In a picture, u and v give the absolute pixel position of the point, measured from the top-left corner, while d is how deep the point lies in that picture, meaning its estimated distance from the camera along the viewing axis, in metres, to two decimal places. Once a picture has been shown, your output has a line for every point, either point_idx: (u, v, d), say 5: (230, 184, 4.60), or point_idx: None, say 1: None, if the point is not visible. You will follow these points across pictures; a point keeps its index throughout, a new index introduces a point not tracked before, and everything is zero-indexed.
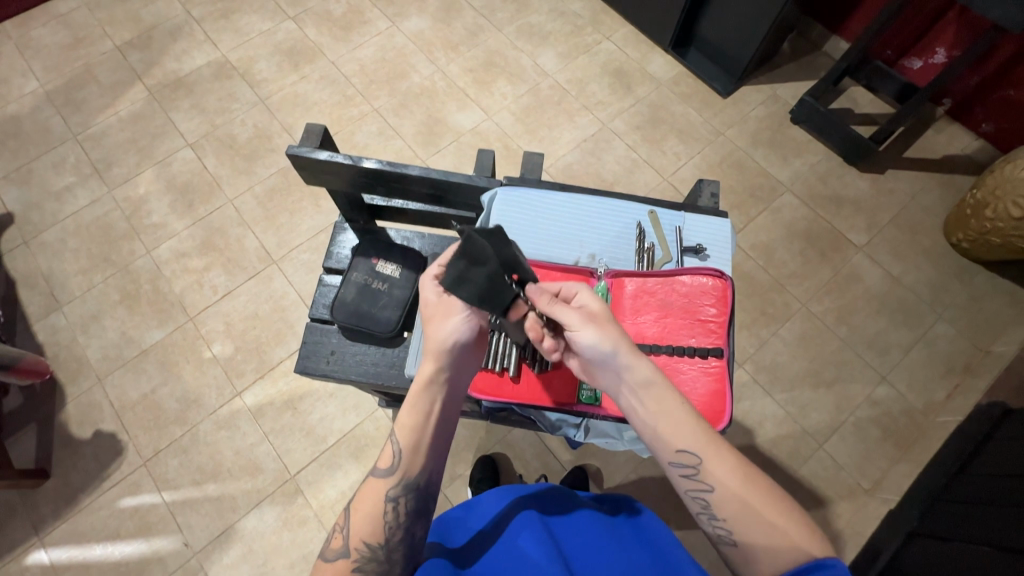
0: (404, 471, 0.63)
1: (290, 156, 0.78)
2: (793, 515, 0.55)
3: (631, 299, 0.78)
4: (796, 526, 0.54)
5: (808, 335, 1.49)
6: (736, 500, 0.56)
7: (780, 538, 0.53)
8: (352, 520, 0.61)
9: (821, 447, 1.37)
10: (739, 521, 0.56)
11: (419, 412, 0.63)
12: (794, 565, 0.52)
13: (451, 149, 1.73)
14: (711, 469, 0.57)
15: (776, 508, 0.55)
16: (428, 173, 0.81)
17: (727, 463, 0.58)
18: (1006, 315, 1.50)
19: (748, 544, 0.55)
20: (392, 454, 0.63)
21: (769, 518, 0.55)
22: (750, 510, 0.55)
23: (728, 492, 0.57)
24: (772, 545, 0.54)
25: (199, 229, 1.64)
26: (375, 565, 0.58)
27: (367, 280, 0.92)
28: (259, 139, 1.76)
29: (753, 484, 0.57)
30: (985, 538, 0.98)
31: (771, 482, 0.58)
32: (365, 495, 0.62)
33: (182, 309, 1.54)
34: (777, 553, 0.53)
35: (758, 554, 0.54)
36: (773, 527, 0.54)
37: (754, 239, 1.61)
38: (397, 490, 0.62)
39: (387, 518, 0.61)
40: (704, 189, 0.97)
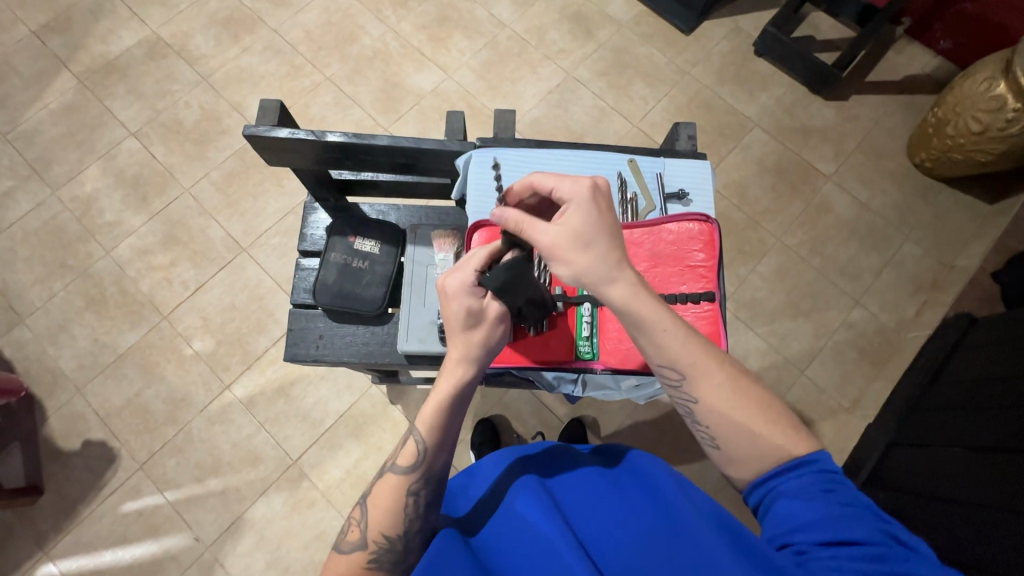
0: (426, 467, 0.63)
1: (247, 137, 0.73)
2: (778, 419, 0.55)
3: None
4: (784, 431, 0.54)
5: (784, 268, 1.53)
6: (723, 411, 0.55)
7: (768, 441, 0.54)
8: (370, 514, 0.62)
9: (803, 373, 1.43)
10: (721, 428, 0.55)
11: (443, 409, 0.64)
12: (776, 466, 0.53)
13: (413, 114, 1.66)
14: (701, 380, 0.56)
15: (762, 416, 0.55)
16: (397, 142, 0.77)
17: (717, 371, 0.56)
18: (969, 229, 1.55)
19: (732, 444, 0.55)
20: (413, 451, 0.64)
21: (756, 424, 0.54)
22: (739, 419, 0.55)
23: (714, 402, 0.56)
24: (755, 445, 0.54)
25: (158, 223, 1.56)
26: (396, 554, 0.61)
27: (346, 260, 0.89)
28: (208, 121, 1.66)
29: (744, 396, 0.56)
30: (956, 441, 1.06)
31: (758, 388, 0.57)
32: (383, 489, 0.63)
33: (154, 308, 1.49)
34: (760, 454, 0.54)
35: (737, 456, 0.55)
36: (760, 434, 0.54)
37: (727, 178, 1.61)
38: (417, 484, 0.63)
39: (407, 511, 0.62)
40: (682, 132, 0.95)
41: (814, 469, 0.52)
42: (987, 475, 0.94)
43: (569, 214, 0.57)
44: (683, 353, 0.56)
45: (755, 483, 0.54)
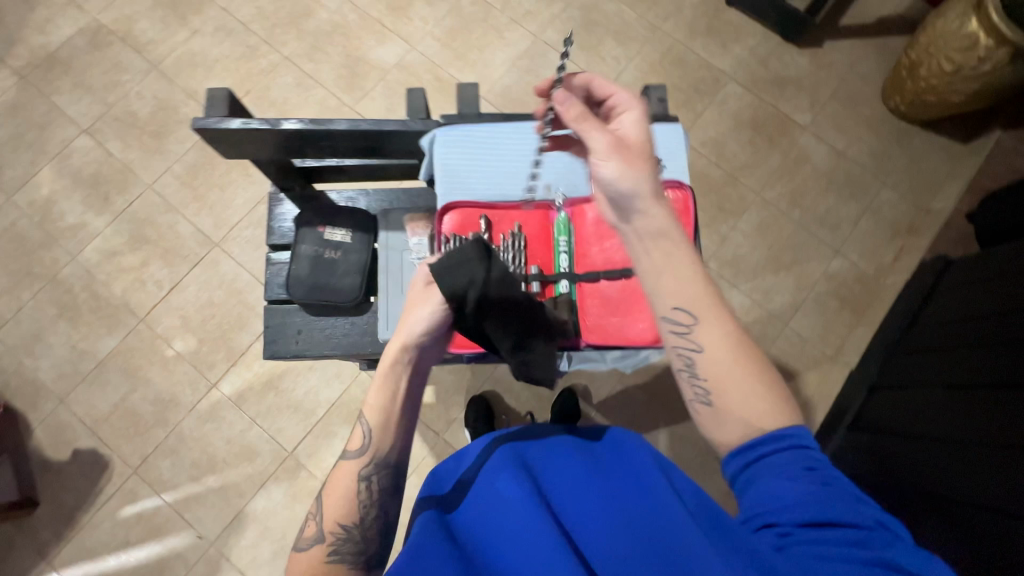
0: (376, 450, 0.64)
1: (197, 131, 0.69)
2: (769, 385, 0.55)
3: (595, 226, 0.82)
4: (775, 399, 0.54)
5: (764, 223, 1.53)
6: (722, 365, 0.55)
7: (757, 403, 0.54)
8: (325, 505, 0.63)
9: (786, 326, 1.45)
10: (717, 384, 0.55)
11: (386, 391, 0.66)
12: (763, 434, 0.53)
13: (379, 90, 1.60)
14: (708, 327, 0.55)
15: (756, 378, 0.55)
16: (357, 125, 0.74)
17: (722, 321, 0.56)
18: (944, 171, 1.56)
19: (725, 399, 0.54)
20: (362, 435, 0.65)
21: (749, 383, 0.54)
22: (737, 377, 0.55)
23: (714, 353, 0.55)
24: (748, 406, 0.54)
25: (124, 223, 1.50)
26: (355, 545, 0.61)
27: (318, 251, 0.86)
28: (163, 111, 1.58)
29: (741, 355, 0.55)
30: (936, 380, 1.09)
31: (753, 352, 0.57)
32: (337, 478, 0.64)
33: (129, 311, 1.45)
34: (749, 418, 0.54)
35: (726, 411, 0.55)
36: (752, 398, 0.54)
37: (704, 136, 1.59)
38: (368, 469, 0.64)
39: (360, 496, 0.63)
40: (653, 94, 0.92)
41: (795, 445, 0.52)
42: (963, 411, 0.97)
43: (625, 141, 0.59)
44: (695, 294, 0.55)
45: (740, 445, 0.54)
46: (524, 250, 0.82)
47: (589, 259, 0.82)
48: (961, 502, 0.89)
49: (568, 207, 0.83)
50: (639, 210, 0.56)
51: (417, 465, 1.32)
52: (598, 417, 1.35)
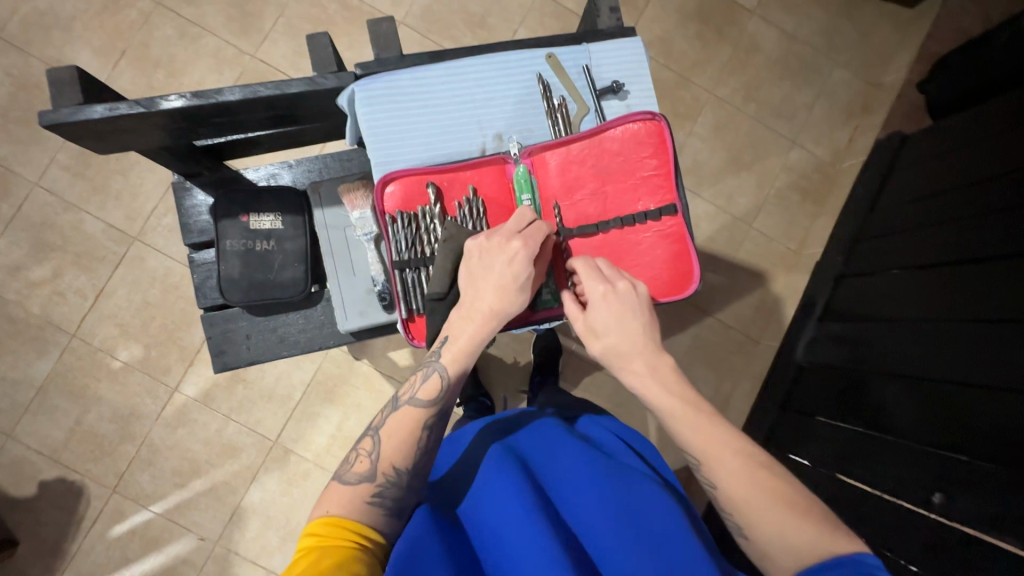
0: (447, 403, 0.63)
1: (50, 129, 0.55)
2: (801, 508, 0.53)
3: (561, 175, 0.72)
4: (808, 523, 0.52)
5: (720, 124, 1.47)
6: (737, 498, 0.55)
7: (796, 529, 0.52)
8: (382, 445, 0.59)
9: (752, 228, 1.44)
10: (744, 517, 0.55)
11: (474, 350, 0.64)
12: (805, 567, 0.50)
13: (280, 29, 1.38)
14: (711, 468, 0.58)
15: (784, 506, 0.54)
16: (256, 92, 0.62)
17: (728, 458, 0.57)
18: (892, 41, 1.52)
19: (757, 534, 0.54)
20: (438, 386, 0.62)
21: (774, 512, 0.53)
22: (761, 500, 0.54)
23: (729, 493, 0.56)
24: (782, 532, 0.52)
25: (18, 231, 1.31)
26: (401, 490, 0.57)
27: (247, 244, 0.78)
28: (25, 91, 1.32)
29: (761, 483, 0.55)
30: (896, 262, 1.13)
31: (777, 481, 0.56)
32: (398, 419, 0.61)
33: (56, 328, 1.30)
34: (791, 547, 0.52)
35: (771, 550, 0.53)
36: (784, 526, 0.53)
37: (649, 35, 1.47)
38: (432, 419, 0.62)
39: (420, 445, 0.60)
40: (602, 4, 0.81)
41: (849, 570, 0.47)
42: (925, 290, 1.02)
43: (591, 311, 0.65)
44: (694, 439, 0.59)
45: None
46: (484, 216, 0.71)
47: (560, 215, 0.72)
48: (933, 379, 0.94)
49: (527, 157, 0.72)
50: (628, 380, 0.64)
51: None
52: (580, 348, 1.35)
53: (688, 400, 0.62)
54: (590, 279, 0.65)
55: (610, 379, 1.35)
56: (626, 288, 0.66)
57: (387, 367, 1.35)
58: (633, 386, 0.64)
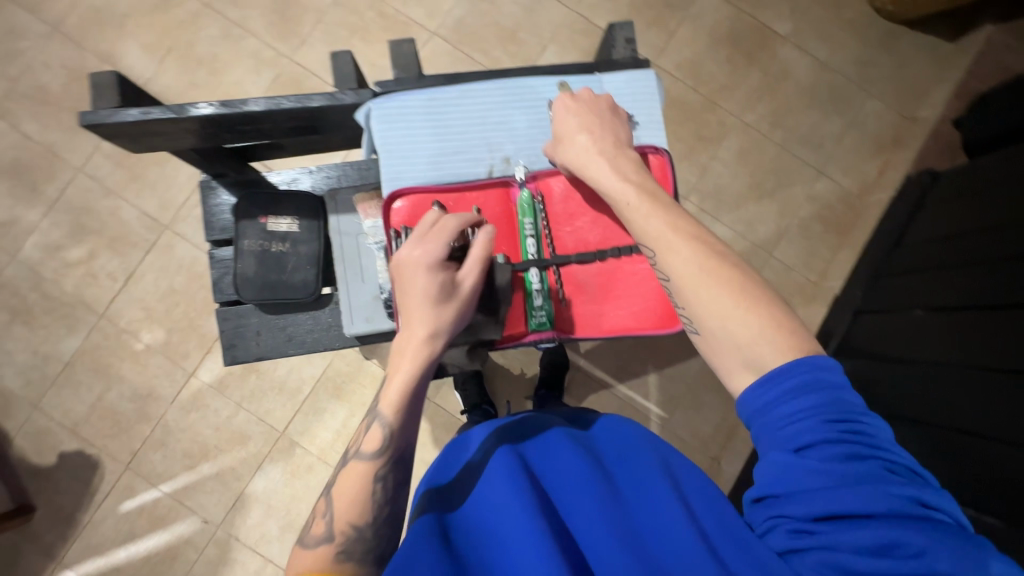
0: (394, 447, 0.63)
1: (88, 127, 0.59)
2: (754, 302, 0.55)
3: (564, 203, 0.75)
4: (758, 316, 0.54)
5: (746, 149, 1.46)
6: (688, 282, 0.58)
7: (739, 318, 0.55)
8: (335, 504, 0.60)
9: (771, 256, 1.42)
10: (698, 312, 0.57)
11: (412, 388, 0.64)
12: (762, 373, 0.53)
13: (317, 34, 1.43)
14: (667, 258, 0.59)
15: (730, 294, 0.56)
16: (281, 104, 0.65)
17: (684, 248, 0.59)
18: (930, 74, 1.48)
19: (709, 324, 0.56)
20: (379, 436, 0.62)
21: (726, 303, 0.56)
22: (710, 289, 0.56)
23: (682, 280, 0.58)
24: (726, 322, 0.55)
25: (60, 213, 1.38)
26: (365, 543, 0.58)
27: (264, 245, 0.81)
28: (78, 82, 1.40)
29: (716, 275, 0.57)
30: (917, 302, 1.10)
31: (730, 274, 0.57)
32: (350, 475, 0.62)
33: (87, 308, 1.37)
34: (737, 343, 0.54)
35: (716, 338, 0.56)
36: (733, 317, 0.55)
37: (678, 57, 1.47)
38: (383, 469, 0.62)
39: (374, 498, 0.61)
40: (618, 35, 0.83)
41: (817, 386, 0.51)
42: (940, 334, 1.00)
43: (557, 119, 0.72)
44: (653, 230, 0.61)
45: (751, 387, 0.54)
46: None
47: (561, 240, 0.75)
48: (947, 428, 0.92)
49: (531, 182, 0.74)
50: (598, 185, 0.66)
51: None
52: (586, 364, 1.35)
53: (645, 195, 0.63)
54: (575, 114, 0.70)
55: (615, 398, 1.35)
56: (590, 95, 0.72)
57: None
58: (595, 184, 0.66)
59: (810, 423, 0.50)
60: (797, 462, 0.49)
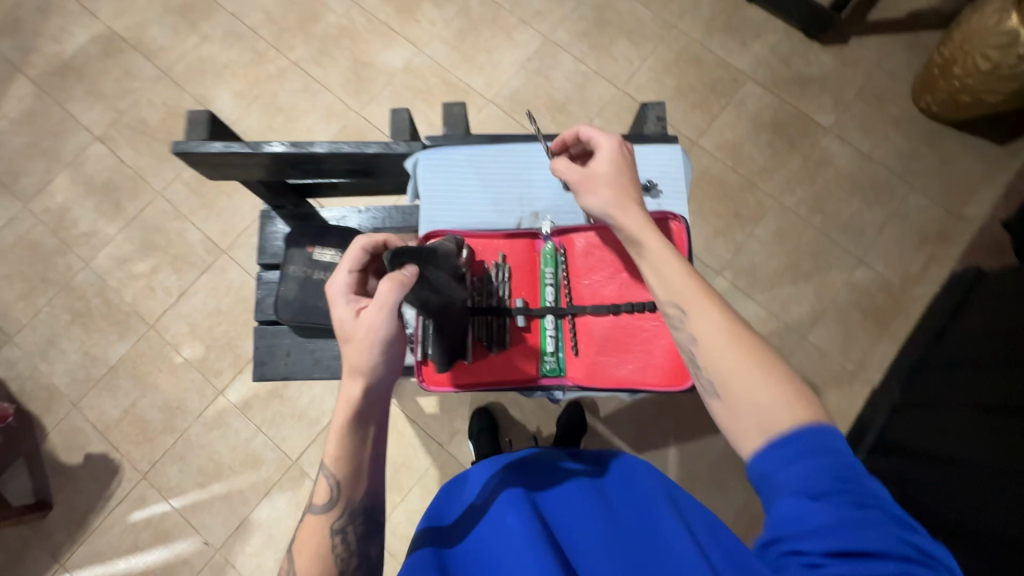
0: (348, 497, 0.58)
1: (178, 154, 0.67)
2: (781, 376, 0.53)
3: (583, 257, 0.77)
4: (785, 387, 0.52)
5: (783, 230, 1.46)
6: (718, 349, 0.56)
7: (768, 385, 0.52)
8: (298, 562, 0.56)
9: (805, 339, 1.39)
10: (724, 376, 0.55)
11: (353, 441, 0.58)
12: (780, 433, 0.50)
13: (385, 94, 1.58)
14: (698, 317, 0.57)
15: (759, 366, 0.54)
16: (341, 148, 0.72)
17: (716, 312, 0.57)
18: (978, 174, 1.48)
19: (733, 390, 0.54)
20: (328, 487, 0.58)
21: (752, 370, 0.53)
22: (737, 359, 0.54)
23: (711, 340, 0.56)
24: (753, 390, 0.53)
25: (135, 229, 1.52)
26: None
27: (307, 272, 0.84)
28: (174, 118, 1.59)
29: (743, 343, 0.55)
30: (963, 399, 1.03)
31: (757, 345, 0.56)
32: (306, 535, 0.57)
33: (139, 318, 1.47)
34: (761, 411, 0.52)
35: (739, 405, 0.53)
36: (760, 385, 0.53)
37: (719, 138, 1.53)
38: (342, 521, 0.57)
39: (335, 552, 0.56)
40: (650, 112, 0.90)
41: (830, 444, 0.49)
42: (970, 436, 0.96)
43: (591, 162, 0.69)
44: (680, 288, 0.59)
45: (768, 449, 0.50)
46: (508, 281, 0.77)
47: (579, 292, 0.77)
48: (982, 535, 0.84)
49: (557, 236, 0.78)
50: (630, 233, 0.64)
51: (421, 476, 1.32)
52: (605, 430, 1.32)
53: (676, 252, 0.62)
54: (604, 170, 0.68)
55: None
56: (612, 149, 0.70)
57: (412, 412, 1.35)
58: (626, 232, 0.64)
59: (828, 476, 0.47)
60: (818, 507, 0.46)
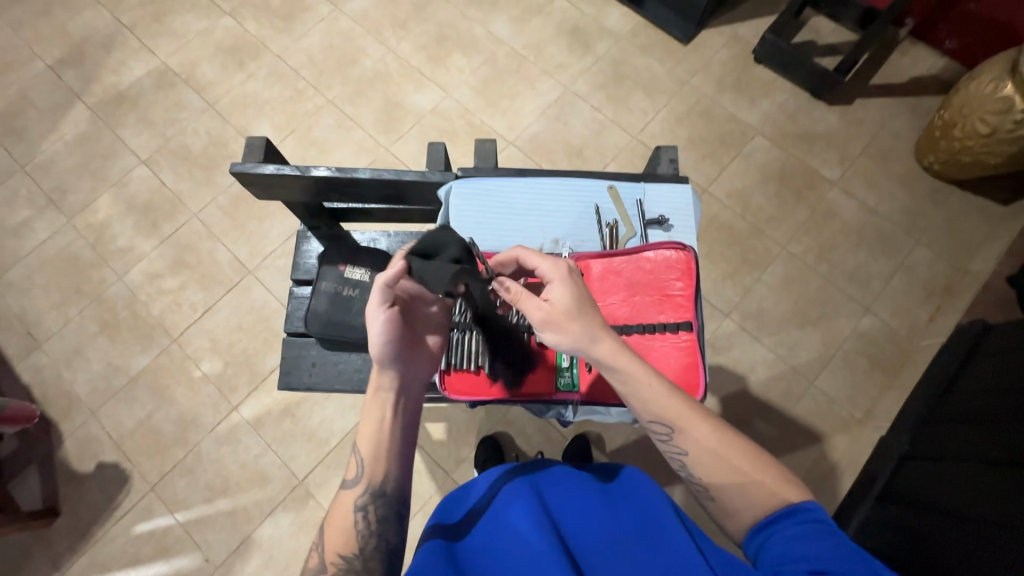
0: (372, 476, 0.64)
1: (235, 175, 0.75)
2: (766, 466, 0.58)
3: (599, 281, 0.78)
4: (772, 478, 0.57)
5: (790, 276, 1.50)
6: (709, 460, 0.59)
7: (758, 487, 0.57)
8: (327, 536, 0.62)
9: (812, 385, 1.40)
10: (715, 480, 0.58)
11: (375, 421, 0.64)
12: (762, 518, 0.56)
13: (413, 133, 1.69)
14: (683, 436, 0.60)
15: (746, 469, 0.58)
16: (380, 175, 0.79)
17: (700, 424, 0.60)
18: (981, 231, 1.52)
19: (724, 496, 0.58)
20: (357, 464, 0.64)
21: (742, 473, 0.58)
22: (725, 466, 0.58)
23: (702, 454, 0.59)
24: (746, 491, 0.57)
25: (168, 247, 1.60)
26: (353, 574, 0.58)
27: (337, 288, 0.90)
28: (215, 146, 1.70)
29: (730, 446, 0.59)
30: (976, 455, 1.01)
31: (742, 444, 0.60)
32: (337, 508, 0.63)
33: (163, 331, 1.52)
34: (753, 503, 0.56)
35: (731, 504, 0.57)
36: (748, 484, 0.57)
37: (729, 187, 1.60)
38: (366, 498, 0.63)
39: (357, 527, 0.62)
40: (664, 154, 0.95)
41: (807, 518, 0.53)
42: (976, 491, 0.96)
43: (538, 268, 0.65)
44: (666, 407, 0.60)
45: (759, 528, 0.55)
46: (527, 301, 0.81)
47: None
48: None
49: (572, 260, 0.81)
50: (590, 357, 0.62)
51: (425, 502, 1.32)
52: None
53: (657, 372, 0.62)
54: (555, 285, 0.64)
55: None
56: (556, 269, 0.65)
57: (420, 437, 1.36)
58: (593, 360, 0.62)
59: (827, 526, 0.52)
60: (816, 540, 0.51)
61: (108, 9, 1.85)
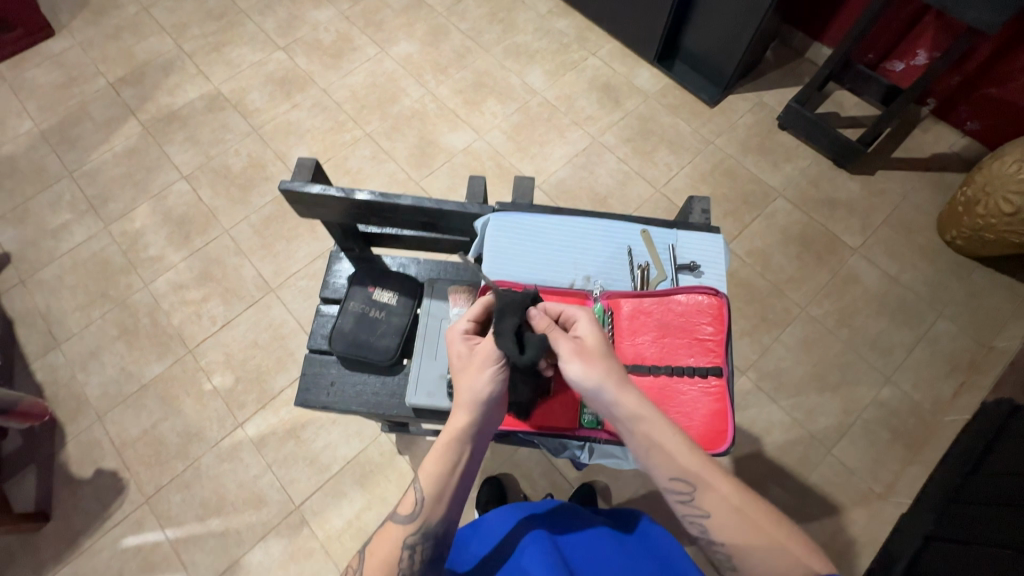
0: (424, 519, 0.62)
1: (283, 191, 0.80)
2: (790, 530, 0.56)
3: (628, 320, 0.78)
4: (799, 544, 0.55)
5: (809, 339, 1.49)
6: (734, 524, 0.57)
7: (783, 554, 0.54)
8: (367, 564, 0.61)
9: (831, 452, 1.36)
10: (738, 546, 0.57)
11: (446, 464, 0.63)
12: None
13: (444, 169, 1.75)
14: (704, 494, 0.59)
15: (771, 533, 0.56)
16: (420, 203, 0.83)
17: (721, 485, 0.59)
18: (1006, 310, 1.50)
19: (749, 565, 0.56)
20: (414, 501, 0.63)
21: (766, 540, 0.56)
22: (745, 528, 0.57)
23: (723, 518, 0.58)
24: (771, 562, 0.54)
25: (196, 260, 1.64)
26: None
27: (364, 309, 0.94)
28: (253, 168, 1.77)
29: (755, 508, 0.58)
30: (1003, 541, 0.96)
31: (763, 505, 0.59)
32: (383, 539, 0.62)
33: (181, 342, 1.54)
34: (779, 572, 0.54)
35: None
36: (772, 550, 0.55)
37: (749, 245, 1.61)
38: (415, 538, 0.62)
39: (401, 565, 0.60)
40: (695, 205, 0.98)
41: None
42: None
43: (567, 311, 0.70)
44: (687, 461, 0.60)
45: None
46: None
47: (619, 352, 0.77)
48: None
49: (605, 299, 0.80)
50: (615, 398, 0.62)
51: None
52: None
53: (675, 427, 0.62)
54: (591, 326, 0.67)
55: None
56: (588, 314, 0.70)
57: None
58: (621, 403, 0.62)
59: None
60: None
61: (172, 36, 1.99)
